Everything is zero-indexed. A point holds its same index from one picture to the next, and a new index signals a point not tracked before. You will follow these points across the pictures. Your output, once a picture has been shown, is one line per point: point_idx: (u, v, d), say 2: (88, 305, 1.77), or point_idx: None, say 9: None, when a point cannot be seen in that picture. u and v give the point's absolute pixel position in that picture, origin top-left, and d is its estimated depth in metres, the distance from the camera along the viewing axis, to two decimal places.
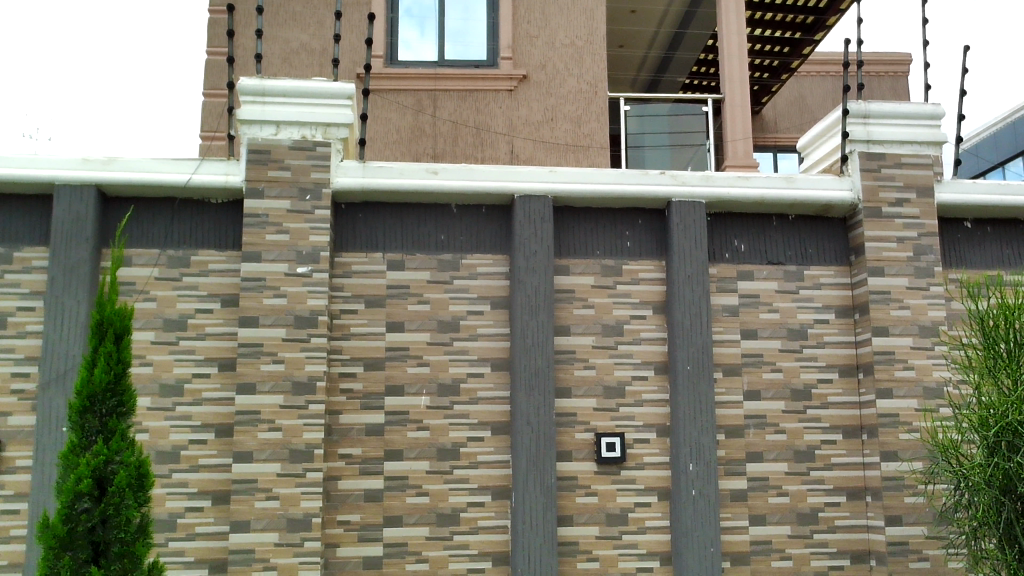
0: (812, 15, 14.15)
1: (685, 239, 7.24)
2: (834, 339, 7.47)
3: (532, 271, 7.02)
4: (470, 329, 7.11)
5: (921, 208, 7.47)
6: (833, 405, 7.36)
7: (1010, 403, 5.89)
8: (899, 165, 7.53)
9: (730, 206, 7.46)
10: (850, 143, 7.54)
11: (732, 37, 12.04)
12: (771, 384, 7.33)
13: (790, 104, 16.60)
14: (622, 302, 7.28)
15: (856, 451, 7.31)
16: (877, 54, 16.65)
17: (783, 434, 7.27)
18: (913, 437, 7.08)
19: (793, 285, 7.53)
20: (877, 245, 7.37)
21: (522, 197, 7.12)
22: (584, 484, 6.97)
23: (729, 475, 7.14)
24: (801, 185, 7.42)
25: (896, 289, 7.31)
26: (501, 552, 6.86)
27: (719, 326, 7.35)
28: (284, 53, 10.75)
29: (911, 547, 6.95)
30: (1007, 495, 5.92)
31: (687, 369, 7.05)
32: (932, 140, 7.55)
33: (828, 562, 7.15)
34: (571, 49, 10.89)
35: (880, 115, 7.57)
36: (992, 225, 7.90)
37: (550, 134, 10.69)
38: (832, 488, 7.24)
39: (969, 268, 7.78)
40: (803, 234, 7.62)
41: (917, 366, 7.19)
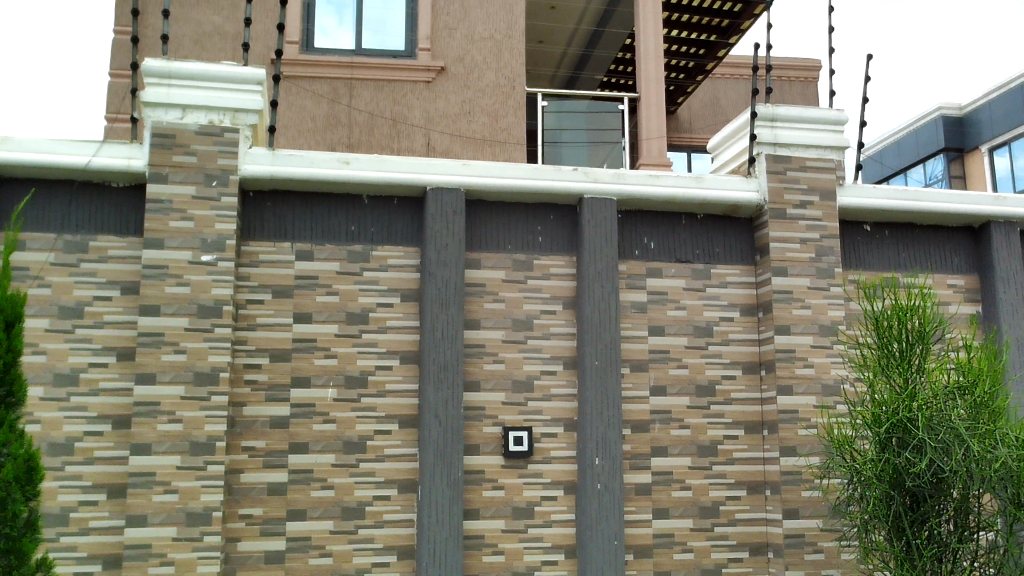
0: (726, 19, 14.40)
1: (596, 236, 7.31)
2: (738, 336, 7.64)
3: (443, 264, 6.99)
4: (379, 321, 7.05)
5: (823, 210, 7.68)
6: (736, 401, 7.53)
7: (900, 401, 6.14)
8: (803, 168, 7.74)
9: (641, 204, 7.56)
10: (758, 145, 7.69)
11: (649, 37, 12.18)
12: (676, 379, 7.46)
13: (704, 105, 16.93)
14: (533, 297, 7.32)
15: (757, 446, 7.51)
16: (787, 60, 17.07)
17: (687, 429, 7.41)
18: (811, 433, 7.28)
19: (700, 283, 7.67)
20: (780, 245, 7.56)
21: (435, 189, 7.07)
22: (491, 478, 6.99)
23: (634, 470, 7.24)
24: (709, 185, 7.56)
25: (798, 289, 7.51)
26: (407, 546, 6.82)
27: (627, 322, 7.44)
28: (195, 35, 10.48)
29: (807, 540, 7.15)
30: (896, 489, 6.13)
31: (595, 364, 7.11)
32: (835, 145, 7.77)
33: (728, 554, 7.32)
34: (489, 43, 10.87)
35: (787, 119, 7.76)
36: (890, 229, 8.18)
37: (467, 128, 10.66)
38: (733, 482, 7.41)
39: (867, 270, 8.04)
40: (711, 233, 7.77)
41: (816, 364, 7.40)
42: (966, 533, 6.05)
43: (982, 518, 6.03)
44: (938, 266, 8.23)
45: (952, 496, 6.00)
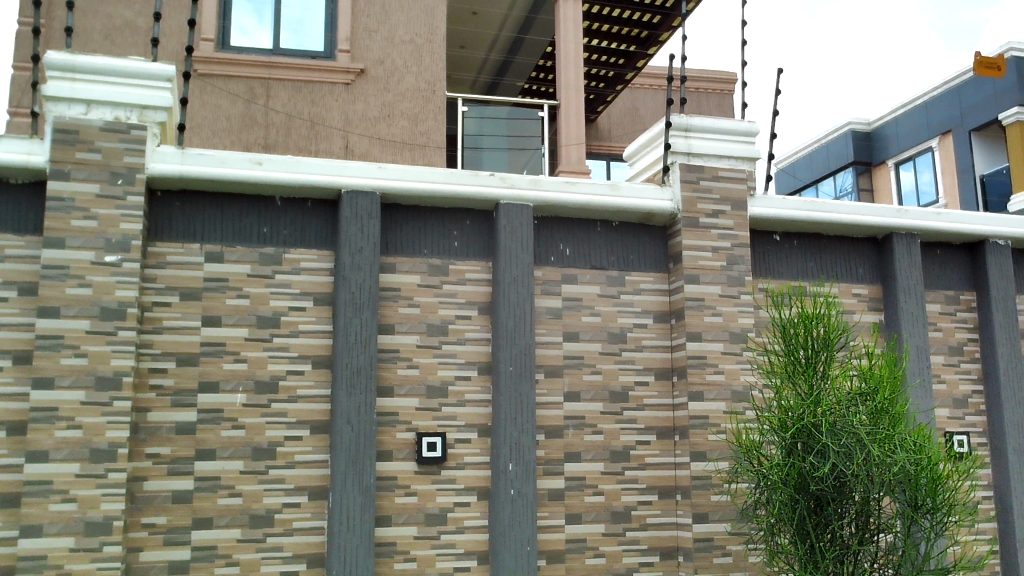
0: (645, 30, 14.60)
1: (512, 241, 7.32)
2: (651, 343, 7.74)
3: (357, 268, 6.90)
4: (291, 325, 6.93)
5: (735, 219, 7.84)
6: (648, 407, 7.62)
7: (806, 406, 6.30)
8: (716, 178, 7.87)
9: (557, 210, 7.60)
10: (672, 155, 7.83)
11: (569, 45, 12.28)
12: (590, 385, 7.51)
13: (624, 115, 17.18)
14: (448, 301, 7.29)
15: (668, 452, 7.60)
16: (704, 72, 17.40)
17: (600, 434, 7.46)
18: (720, 438, 7.40)
19: (615, 290, 7.74)
20: (693, 254, 7.69)
21: (350, 192, 6.99)
22: (404, 484, 6.92)
23: (547, 475, 7.26)
24: (624, 193, 7.64)
25: (709, 296, 7.64)
26: (317, 554, 6.71)
27: (542, 328, 7.47)
28: (104, 29, 10.16)
29: (715, 543, 7.27)
30: (801, 493, 6.27)
31: (510, 369, 7.11)
32: (747, 155, 7.96)
33: (639, 558, 7.39)
34: (410, 47, 10.81)
35: (701, 129, 7.90)
36: (799, 239, 8.39)
37: (386, 131, 10.58)
38: (645, 487, 7.49)
39: (776, 279, 8.24)
40: (625, 240, 7.86)
41: (726, 370, 7.53)
42: (866, 535, 6.22)
43: (882, 520, 6.21)
44: (843, 276, 8.48)
45: (852, 499, 6.16)
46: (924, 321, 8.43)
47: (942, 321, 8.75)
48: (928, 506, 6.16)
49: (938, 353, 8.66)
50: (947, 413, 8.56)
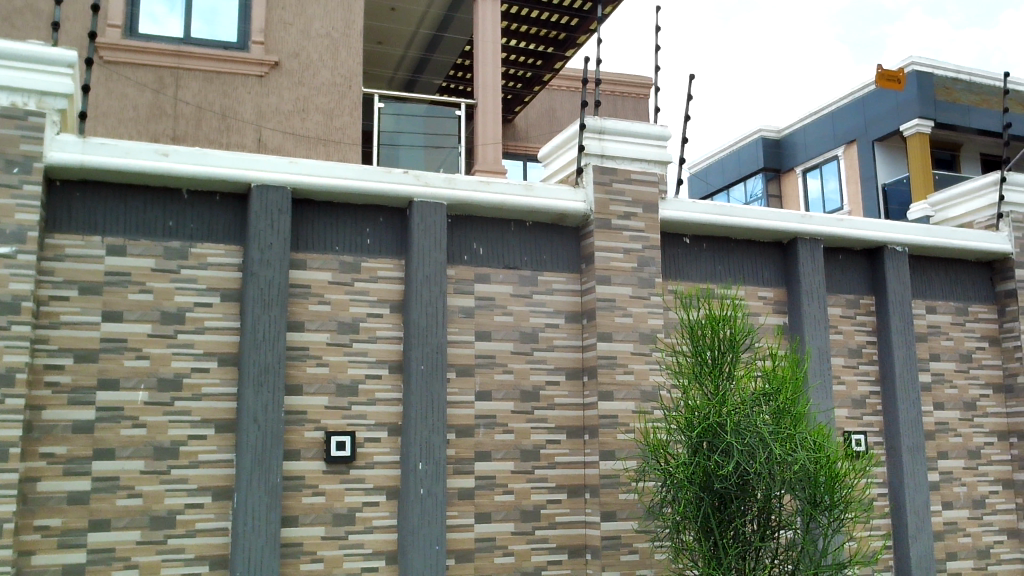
0: (563, 32, 14.70)
1: (425, 240, 7.28)
2: (562, 343, 7.80)
3: (266, 264, 6.77)
4: (197, 321, 6.76)
5: (646, 222, 7.95)
6: (559, 406, 7.68)
7: (711, 406, 6.44)
8: (628, 180, 7.98)
9: (471, 210, 7.59)
10: (586, 156, 7.90)
11: (487, 46, 12.31)
12: (502, 384, 7.53)
13: (540, 115, 17.29)
14: (359, 299, 7.22)
15: (578, 450, 7.68)
16: (621, 76, 17.62)
17: (510, 433, 7.49)
18: (629, 437, 7.49)
19: (527, 289, 7.78)
20: (605, 255, 7.77)
21: (260, 186, 6.85)
22: (311, 484, 6.82)
23: (458, 474, 7.25)
24: (538, 194, 7.68)
25: (621, 297, 7.74)
26: (219, 556, 6.55)
27: (454, 327, 7.45)
28: (3, 10, 9.74)
29: (623, 541, 7.35)
30: (705, 491, 6.40)
31: (421, 368, 7.08)
32: (658, 159, 8.08)
33: (547, 557, 7.43)
34: (326, 41, 10.63)
35: (614, 132, 7.98)
36: (708, 242, 8.57)
37: (301, 125, 10.37)
38: (554, 486, 7.55)
39: (686, 281, 8.40)
40: (538, 241, 7.90)
41: (635, 370, 7.64)
42: (768, 532, 6.36)
43: (783, 517, 6.36)
44: (750, 279, 8.69)
45: (755, 497, 6.31)
46: (826, 324, 8.68)
47: (842, 324, 9.05)
48: (826, 503, 6.34)
49: (838, 355, 8.96)
50: (845, 413, 8.85)
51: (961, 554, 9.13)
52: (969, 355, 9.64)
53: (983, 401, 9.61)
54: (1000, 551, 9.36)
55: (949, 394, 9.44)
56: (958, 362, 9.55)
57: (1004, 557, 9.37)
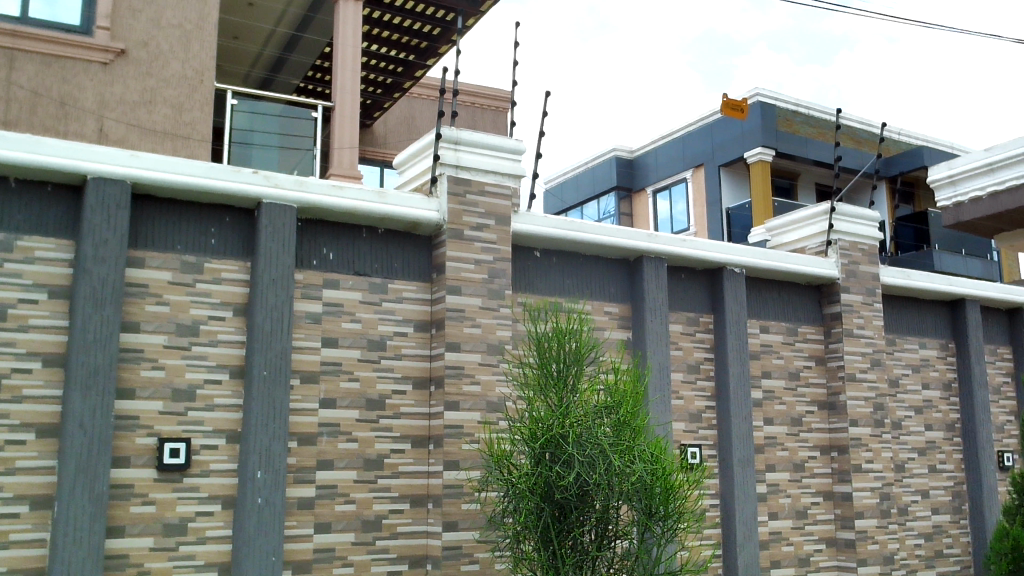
0: (425, 41, 14.70)
1: (273, 242, 7.11)
2: (410, 351, 7.76)
3: (100, 261, 6.42)
4: (20, 318, 6.36)
5: (498, 234, 8.03)
6: (404, 415, 7.63)
7: (554, 417, 6.54)
8: (482, 192, 8.03)
9: (322, 214, 7.47)
10: (441, 166, 7.90)
11: (347, 49, 12.18)
12: (347, 392, 7.43)
13: (400, 122, 17.19)
14: (200, 301, 6.97)
15: (422, 460, 7.64)
16: (481, 88, 17.77)
17: (354, 442, 7.39)
18: (473, 447, 7.51)
19: (377, 297, 7.71)
20: (456, 265, 7.79)
21: (97, 179, 6.51)
22: (140, 493, 6.52)
23: (298, 483, 7.09)
24: (391, 201, 7.63)
25: (470, 308, 7.77)
26: (35, 569, 6.15)
27: (300, 332, 7.31)
28: None
29: (463, 551, 7.36)
30: (546, 501, 6.48)
31: (263, 374, 6.88)
32: (512, 172, 8.17)
33: (387, 567, 7.35)
34: (178, 31, 10.11)
35: (469, 143, 8.02)
36: (557, 256, 8.73)
37: (147, 118, 9.82)
38: (396, 495, 7.48)
39: (535, 293, 8.52)
40: (390, 248, 7.85)
41: (482, 381, 7.68)
42: (604, 541, 6.49)
43: (619, 527, 6.51)
44: (596, 294, 8.90)
45: (593, 507, 6.45)
46: (666, 341, 8.98)
47: (682, 340, 9.40)
48: (660, 513, 6.56)
49: (678, 371, 9.30)
50: (682, 427, 9.19)
51: (783, 562, 9.63)
52: (797, 373, 10.18)
53: (808, 417, 10.17)
54: (820, 559, 9.91)
55: (778, 410, 9.94)
56: (787, 380, 10.08)
57: (823, 565, 9.92)
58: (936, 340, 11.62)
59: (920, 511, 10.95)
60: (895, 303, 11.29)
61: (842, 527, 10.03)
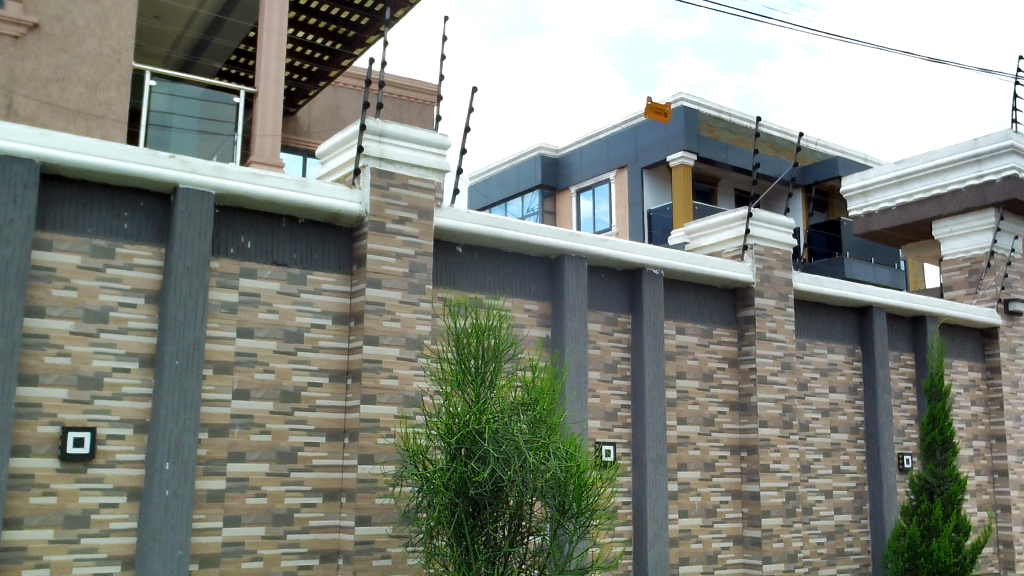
0: (352, 30, 14.54)
1: (189, 229, 6.94)
2: (327, 344, 7.68)
3: (4, 242, 6.19)
4: None
5: (420, 228, 7.99)
6: (319, 408, 7.54)
7: (472, 413, 6.54)
8: (405, 186, 7.99)
9: (240, 201, 7.33)
10: (364, 157, 7.84)
11: (273, 35, 11.99)
12: (261, 384, 7.31)
13: (325, 111, 16.96)
14: (111, 286, 6.78)
15: (336, 454, 7.56)
16: (408, 80, 17.67)
17: (267, 434, 7.28)
18: (389, 442, 7.47)
19: (295, 288, 7.60)
20: (376, 258, 7.73)
21: (4, 157, 6.27)
22: (41, 483, 6.31)
23: (207, 475, 6.95)
24: (312, 191, 7.53)
25: (390, 301, 7.72)
26: None
27: (214, 321, 7.16)
28: None
29: (375, 546, 7.33)
30: (460, 496, 6.47)
31: (175, 364, 6.73)
32: (437, 167, 8.15)
33: (298, 562, 7.26)
34: (95, 8, 9.79)
35: (395, 136, 7.97)
36: (479, 252, 8.73)
37: (59, 95, 9.48)
38: (309, 489, 7.39)
39: (455, 289, 8.51)
40: (309, 239, 7.75)
41: (399, 375, 7.64)
42: (517, 537, 6.52)
43: (532, 523, 6.54)
44: (517, 291, 8.94)
45: (507, 503, 6.47)
46: (585, 340, 9.07)
47: (600, 339, 9.50)
48: (574, 510, 6.62)
49: (594, 369, 9.40)
50: (598, 425, 9.30)
51: (691, 559, 9.83)
52: (711, 374, 10.39)
53: (720, 418, 10.38)
54: (727, 557, 10.15)
55: (691, 410, 10.13)
56: (701, 381, 10.28)
57: (730, 562, 10.16)
58: (844, 345, 11.98)
59: (823, 510, 11.31)
60: (807, 308, 11.61)
61: (749, 526, 10.29)
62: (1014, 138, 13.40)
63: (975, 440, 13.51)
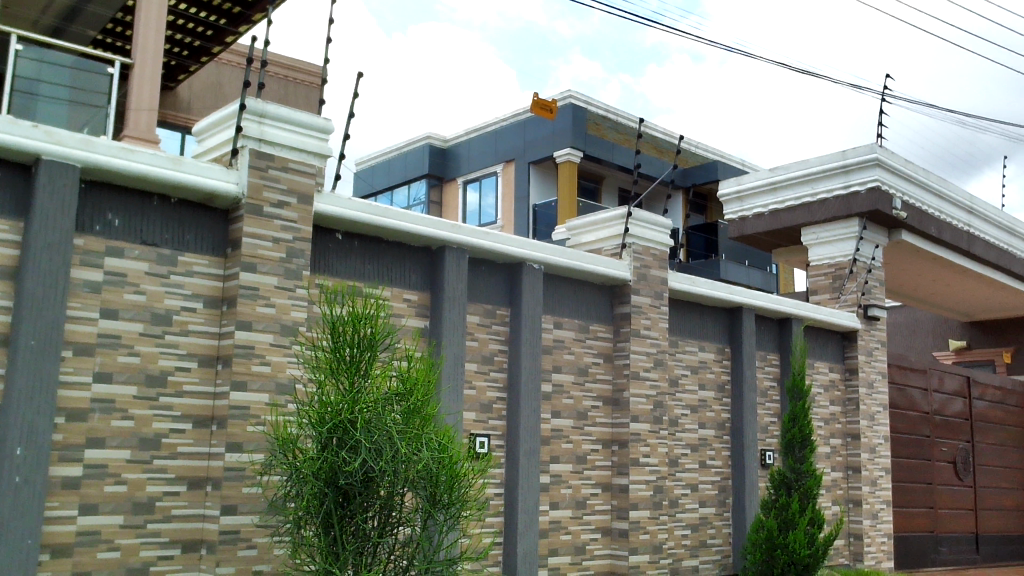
0: (237, 6, 14.14)
1: (51, 203, 6.62)
2: (197, 328, 7.45)
3: None
4: None
5: (299, 213, 7.83)
6: (186, 394, 7.31)
7: (344, 402, 6.43)
8: (285, 169, 7.81)
9: (108, 177, 7.03)
10: (243, 138, 7.64)
11: (152, 7, 11.55)
12: (124, 367, 7.04)
13: (206, 88, 16.45)
14: None
15: (203, 441, 7.34)
16: (294, 61, 17.33)
17: (130, 420, 7.01)
18: (258, 430, 7.31)
19: (164, 269, 7.34)
20: (252, 241, 7.54)
21: None
22: None
23: (62, 462, 6.65)
24: (186, 169, 7.29)
25: (264, 286, 7.54)
26: None
27: (75, 301, 6.85)
28: None
29: (241, 536, 7.15)
30: (330, 486, 6.38)
31: (30, 345, 6.41)
32: (318, 151, 8.01)
33: (157, 552, 7.03)
34: None
35: (275, 117, 7.79)
36: (359, 240, 8.63)
37: None
38: (173, 477, 7.16)
39: (334, 276, 8.39)
40: (182, 219, 7.49)
41: (272, 362, 7.49)
42: (386, 528, 6.48)
43: (403, 514, 6.52)
44: (396, 280, 8.88)
45: (378, 494, 6.42)
46: (462, 332, 9.09)
47: (479, 332, 9.53)
48: (444, 502, 6.64)
49: (472, 361, 9.42)
50: (473, 416, 9.33)
51: (560, 550, 9.99)
52: (586, 368, 10.57)
53: (593, 412, 10.58)
54: (594, 548, 10.37)
55: (566, 404, 10.28)
56: (576, 375, 10.44)
57: (597, 553, 10.39)
58: (714, 344, 12.38)
59: (689, 503, 11.67)
60: (680, 307, 11.93)
61: (617, 518, 10.53)
62: (879, 151, 14.12)
63: (832, 438, 14.19)
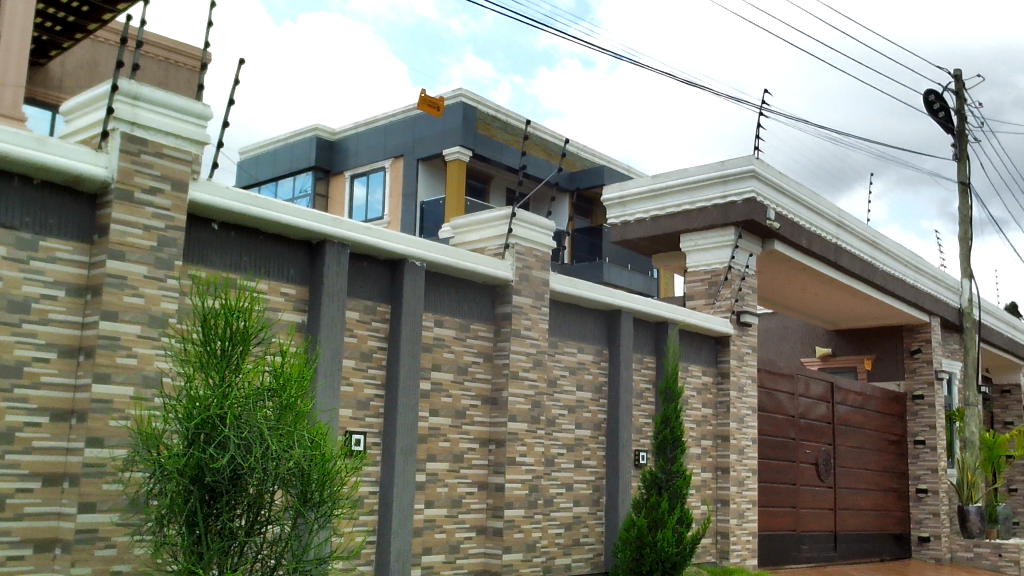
0: None
1: None
2: (58, 317, 7.10)
3: None
4: None
5: (172, 200, 7.57)
6: (43, 385, 6.97)
7: (213, 398, 6.23)
8: (159, 155, 7.54)
9: None
10: (114, 120, 7.32)
11: None
12: None
13: (80, 66, 15.71)
14: None
15: (61, 436, 7.00)
16: (173, 42, 16.74)
17: None
18: (121, 424, 7.01)
19: (23, 254, 6.98)
20: (121, 228, 7.24)
21: None
22: None
23: None
24: (51, 150, 6.95)
25: (132, 276, 7.25)
26: None
27: None
28: None
29: (99, 535, 6.85)
30: (196, 484, 6.17)
31: None
32: (194, 137, 7.75)
33: (7, 552, 6.66)
34: None
35: (150, 101, 7.49)
36: (236, 231, 8.41)
37: None
38: (26, 473, 6.80)
39: (207, 267, 8.14)
40: (45, 202, 7.14)
41: (138, 354, 7.21)
42: (254, 527, 6.32)
43: (272, 513, 6.37)
44: (273, 273, 8.69)
45: (246, 492, 6.25)
46: (340, 328, 8.95)
47: (358, 328, 9.42)
48: (314, 500, 6.53)
49: (349, 357, 9.30)
50: (349, 413, 9.21)
51: (434, 549, 9.97)
52: (465, 367, 10.57)
53: (471, 411, 10.59)
54: (468, 546, 10.38)
55: (444, 402, 10.26)
56: (455, 373, 10.43)
57: (471, 551, 10.41)
58: (593, 346, 12.58)
59: (563, 502, 11.83)
60: (561, 309, 12.08)
61: (492, 517, 10.59)
62: (755, 163, 14.75)
63: (703, 439, 14.62)
